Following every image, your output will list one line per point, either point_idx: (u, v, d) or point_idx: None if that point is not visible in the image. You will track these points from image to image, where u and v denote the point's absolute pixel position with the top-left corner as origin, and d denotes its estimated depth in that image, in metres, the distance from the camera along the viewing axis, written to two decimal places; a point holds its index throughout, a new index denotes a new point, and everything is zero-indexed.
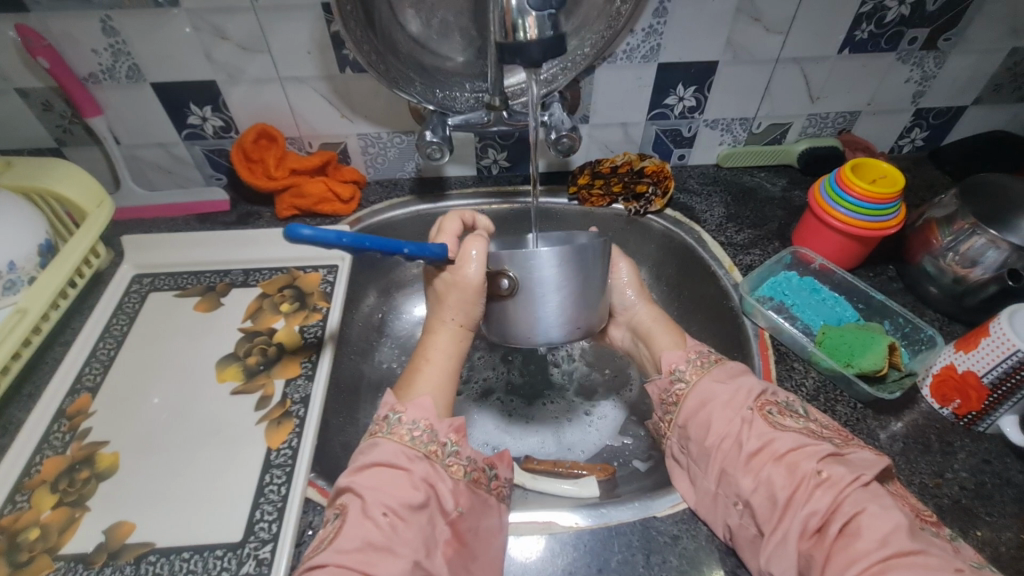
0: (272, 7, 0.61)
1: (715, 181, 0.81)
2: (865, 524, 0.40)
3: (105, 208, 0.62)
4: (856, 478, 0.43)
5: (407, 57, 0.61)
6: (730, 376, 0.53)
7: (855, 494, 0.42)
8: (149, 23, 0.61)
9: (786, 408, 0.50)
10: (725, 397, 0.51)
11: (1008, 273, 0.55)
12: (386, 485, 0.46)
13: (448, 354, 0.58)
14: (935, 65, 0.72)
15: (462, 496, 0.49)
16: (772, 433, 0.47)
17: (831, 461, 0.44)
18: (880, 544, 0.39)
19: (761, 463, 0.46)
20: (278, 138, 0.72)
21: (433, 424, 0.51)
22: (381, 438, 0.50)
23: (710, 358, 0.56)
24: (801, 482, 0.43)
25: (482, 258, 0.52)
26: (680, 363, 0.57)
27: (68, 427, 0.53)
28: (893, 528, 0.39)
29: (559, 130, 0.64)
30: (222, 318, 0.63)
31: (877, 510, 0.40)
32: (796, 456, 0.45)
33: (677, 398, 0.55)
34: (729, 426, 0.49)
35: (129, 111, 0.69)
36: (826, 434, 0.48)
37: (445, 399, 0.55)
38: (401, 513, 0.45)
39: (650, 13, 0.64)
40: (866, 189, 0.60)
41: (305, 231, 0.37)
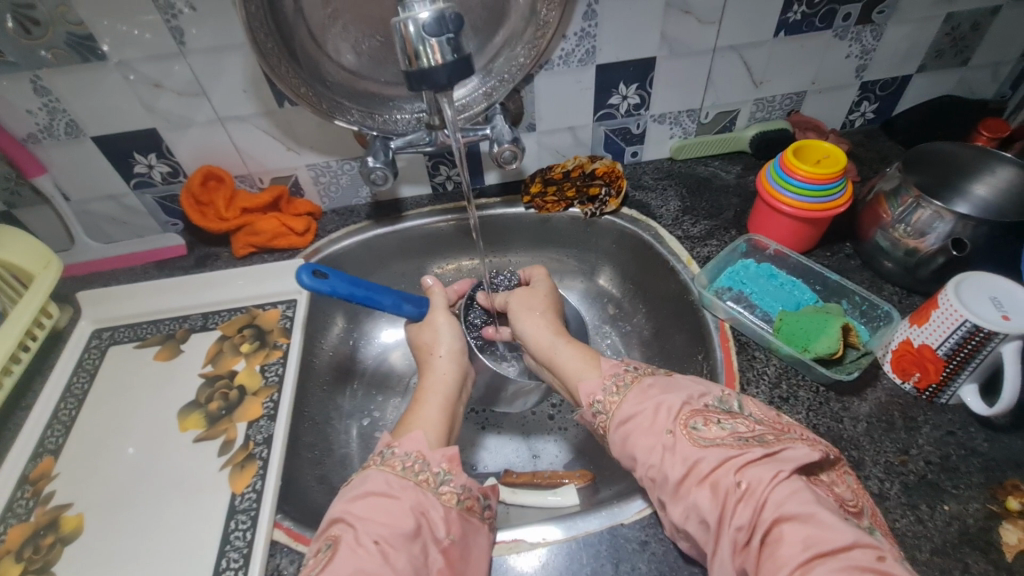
0: (202, 50, 0.61)
1: (669, 175, 0.81)
2: (787, 530, 0.37)
3: (52, 268, 0.62)
4: (774, 477, 0.40)
5: (340, 87, 0.61)
6: (647, 398, 0.49)
7: (775, 496, 0.39)
8: (80, 80, 0.61)
9: (710, 415, 0.46)
10: (646, 421, 0.47)
11: (953, 243, 0.55)
12: (378, 513, 0.45)
13: (438, 395, 0.59)
14: (873, 38, 0.72)
15: (454, 525, 0.47)
16: (697, 454, 0.43)
17: (751, 466, 0.41)
18: (804, 549, 0.36)
19: (689, 488, 0.43)
20: (225, 178, 0.72)
21: (424, 454, 0.51)
22: (373, 469, 0.49)
23: (626, 380, 0.52)
24: (726, 499, 0.40)
25: (451, 326, 0.65)
26: (597, 393, 0.53)
27: (32, 493, 0.53)
28: (814, 528, 0.36)
29: (501, 142, 0.64)
30: (183, 364, 0.63)
31: (797, 512, 0.37)
32: (719, 473, 0.42)
33: (603, 428, 0.51)
34: (651, 455, 0.46)
35: (72, 166, 0.69)
36: (750, 432, 0.44)
37: (438, 429, 0.55)
38: (392, 540, 0.44)
39: (580, 16, 0.64)
40: (810, 171, 0.60)
41: (304, 275, 0.55)
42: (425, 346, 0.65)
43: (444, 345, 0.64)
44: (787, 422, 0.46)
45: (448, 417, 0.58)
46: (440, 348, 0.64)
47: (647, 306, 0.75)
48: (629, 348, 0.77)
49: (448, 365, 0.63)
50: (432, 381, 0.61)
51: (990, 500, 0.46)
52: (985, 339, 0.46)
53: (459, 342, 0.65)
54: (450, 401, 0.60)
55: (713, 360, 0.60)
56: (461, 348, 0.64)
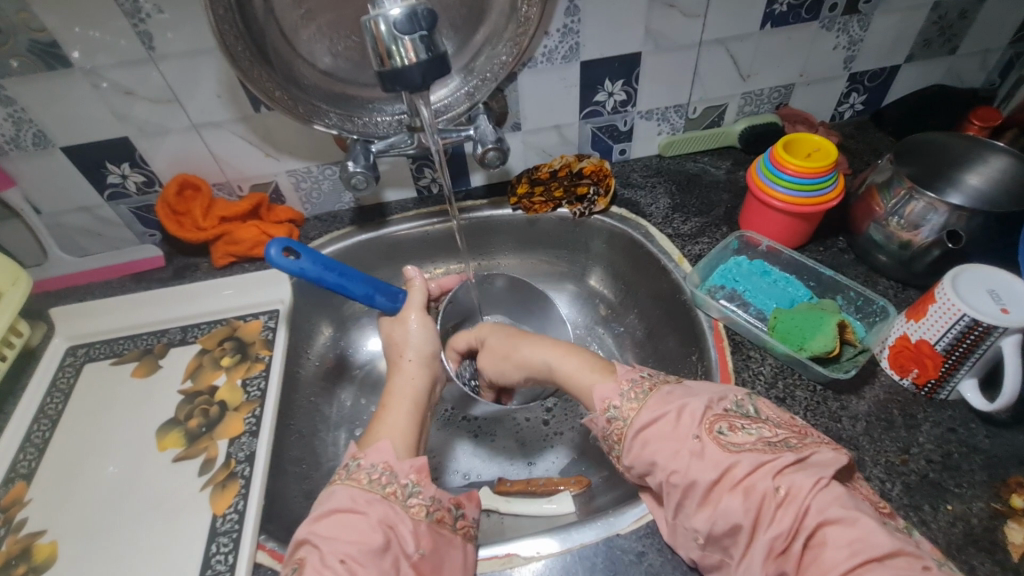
0: (173, 55, 0.59)
1: (659, 172, 0.79)
2: (831, 534, 0.37)
3: (21, 285, 0.60)
4: (816, 483, 0.39)
5: (316, 90, 0.59)
6: (671, 401, 0.46)
7: (818, 501, 0.38)
8: (46, 89, 0.59)
9: (735, 419, 0.44)
10: (670, 426, 0.44)
11: (948, 236, 0.54)
12: (345, 531, 0.44)
13: (405, 401, 0.57)
14: (860, 28, 0.71)
15: (425, 539, 0.45)
16: (729, 458, 0.41)
17: (789, 473, 0.40)
18: (850, 554, 0.36)
19: (720, 494, 0.41)
20: (202, 186, 0.70)
21: (392, 465, 0.49)
22: (339, 484, 0.47)
23: (644, 387, 0.48)
24: (762, 505, 0.39)
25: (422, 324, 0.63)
26: (613, 398, 0.48)
27: (2, 521, 0.51)
28: (861, 533, 0.36)
29: (484, 143, 0.63)
30: (162, 381, 0.61)
31: (841, 516, 0.37)
32: (755, 477, 0.40)
33: (618, 436, 0.47)
34: (678, 459, 0.43)
35: (42, 178, 0.66)
36: (779, 436, 0.43)
37: (406, 438, 0.53)
38: (359, 558, 0.42)
39: (562, 12, 0.62)
40: (801, 164, 0.58)
41: (273, 250, 0.53)
42: (396, 347, 0.62)
43: (413, 348, 0.61)
44: (802, 423, 0.46)
45: (417, 423, 0.56)
46: (410, 351, 0.61)
47: (639, 306, 0.74)
48: (623, 349, 0.75)
49: (418, 371, 0.60)
50: (400, 385, 0.59)
51: (993, 499, 0.45)
52: (985, 333, 0.45)
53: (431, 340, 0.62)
54: (419, 406, 0.58)
55: (708, 361, 0.58)
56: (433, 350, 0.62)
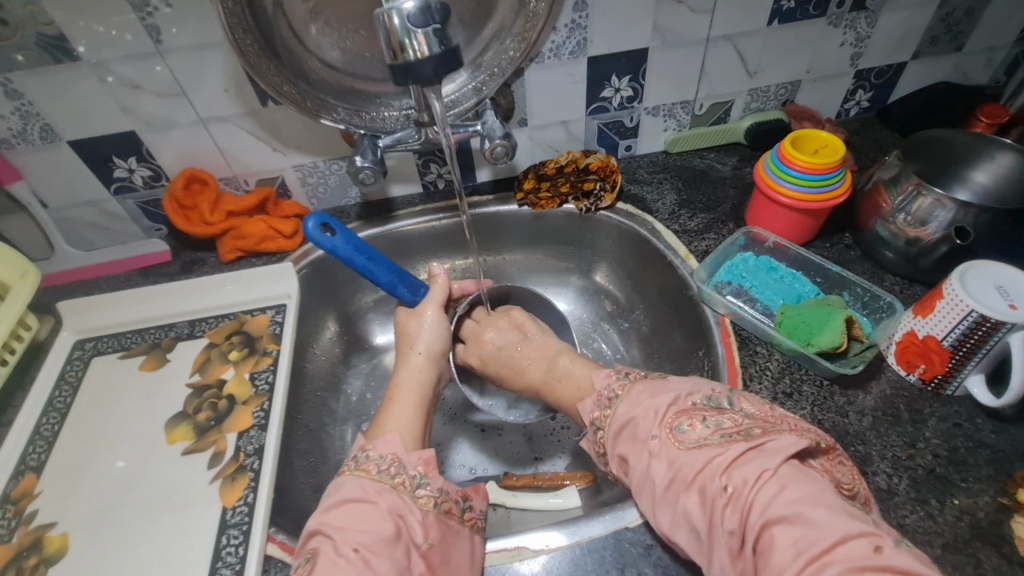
0: (180, 49, 0.59)
1: (665, 168, 0.79)
2: (778, 532, 0.35)
3: (30, 278, 0.60)
4: (760, 478, 0.38)
5: (324, 84, 0.59)
6: (637, 404, 0.48)
7: (761, 496, 0.37)
8: (54, 82, 0.59)
9: (695, 415, 0.44)
10: (636, 429, 0.46)
11: (957, 232, 0.54)
12: (355, 520, 0.44)
13: (411, 395, 0.58)
14: (868, 25, 0.71)
15: (432, 529, 0.46)
16: (682, 459, 0.42)
17: (736, 468, 0.39)
18: (795, 553, 0.34)
19: (676, 495, 0.41)
20: (210, 180, 0.70)
21: (400, 457, 0.49)
22: (347, 475, 0.48)
23: (616, 392, 0.51)
24: (713, 505, 0.39)
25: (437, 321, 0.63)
26: (593, 411, 0.52)
27: (14, 512, 0.51)
28: (803, 527, 0.35)
29: (492, 138, 0.62)
30: (170, 374, 0.61)
31: (785, 512, 0.35)
32: (704, 477, 0.40)
33: (603, 447, 0.50)
34: (640, 463, 0.45)
35: (49, 172, 0.66)
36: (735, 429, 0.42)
37: (411, 430, 0.54)
38: (372, 547, 0.42)
39: (570, 8, 0.62)
40: (808, 161, 0.59)
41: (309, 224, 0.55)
42: (406, 340, 0.62)
43: (425, 342, 0.62)
44: (781, 414, 0.44)
45: (421, 417, 0.56)
46: (419, 345, 0.61)
47: (645, 302, 0.74)
48: (628, 345, 0.76)
49: (425, 365, 0.60)
50: (407, 378, 0.59)
51: (1000, 493, 0.46)
52: (992, 329, 0.45)
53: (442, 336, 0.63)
54: (422, 399, 0.58)
55: (715, 356, 0.58)
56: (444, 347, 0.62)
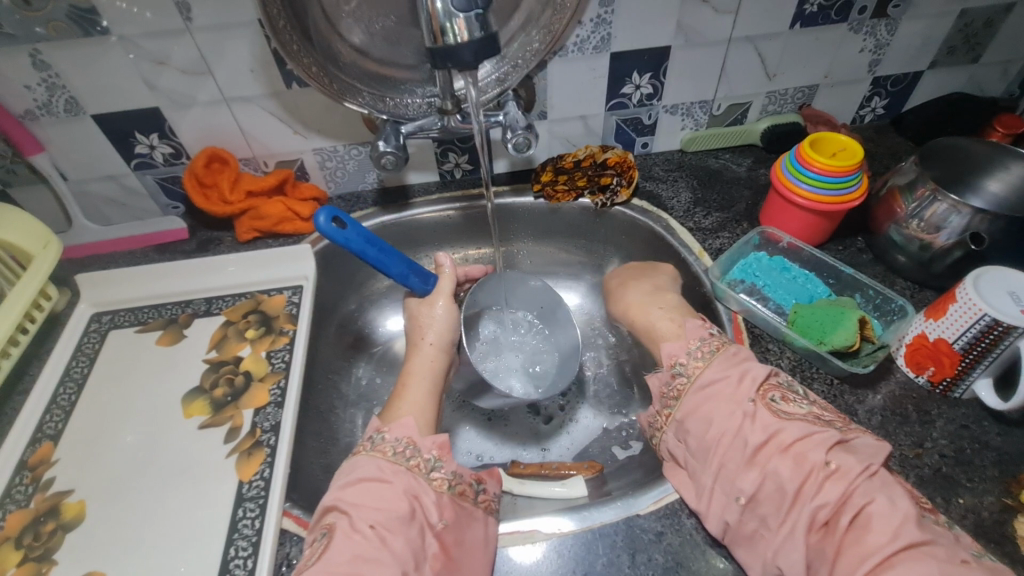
0: (209, 27, 0.59)
1: (681, 166, 0.80)
2: (874, 516, 0.39)
3: (52, 248, 0.60)
4: (866, 469, 0.42)
5: (353, 68, 0.59)
6: (733, 364, 0.50)
7: (865, 484, 0.41)
8: (82, 55, 0.59)
9: (787, 391, 0.48)
10: (730, 387, 0.48)
11: (972, 238, 0.55)
12: (372, 498, 0.45)
13: (423, 382, 0.58)
14: (888, 32, 0.72)
15: (447, 509, 0.47)
16: (779, 425, 0.45)
17: (839, 451, 0.43)
18: (892, 538, 0.38)
19: (767, 456, 0.44)
20: (231, 160, 0.70)
21: (415, 440, 0.50)
22: (362, 455, 0.49)
23: (711, 346, 0.52)
24: (811, 475, 0.42)
25: (447, 311, 0.62)
26: (681, 355, 0.53)
27: (31, 479, 0.52)
28: (901, 517, 0.39)
29: (515, 129, 0.63)
30: (187, 350, 0.62)
31: (884, 500, 0.40)
32: (804, 446, 0.43)
33: (678, 392, 0.51)
34: (730, 420, 0.46)
35: (72, 145, 0.67)
36: (829, 417, 0.46)
37: (428, 417, 0.55)
38: (387, 525, 0.43)
39: (597, 2, 0.63)
40: (827, 162, 0.59)
41: (320, 218, 0.53)
42: (417, 328, 0.62)
43: (435, 332, 0.62)
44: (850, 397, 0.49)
45: (436, 404, 0.57)
46: (430, 334, 0.61)
47: None
48: None
49: (437, 353, 0.61)
50: (418, 364, 0.60)
51: (1004, 493, 0.46)
52: (1003, 334, 0.46)
53: (448, 320, 0.62)
54: (437, 385, 0.59)
55: None
56: (450, 333, 0.62)
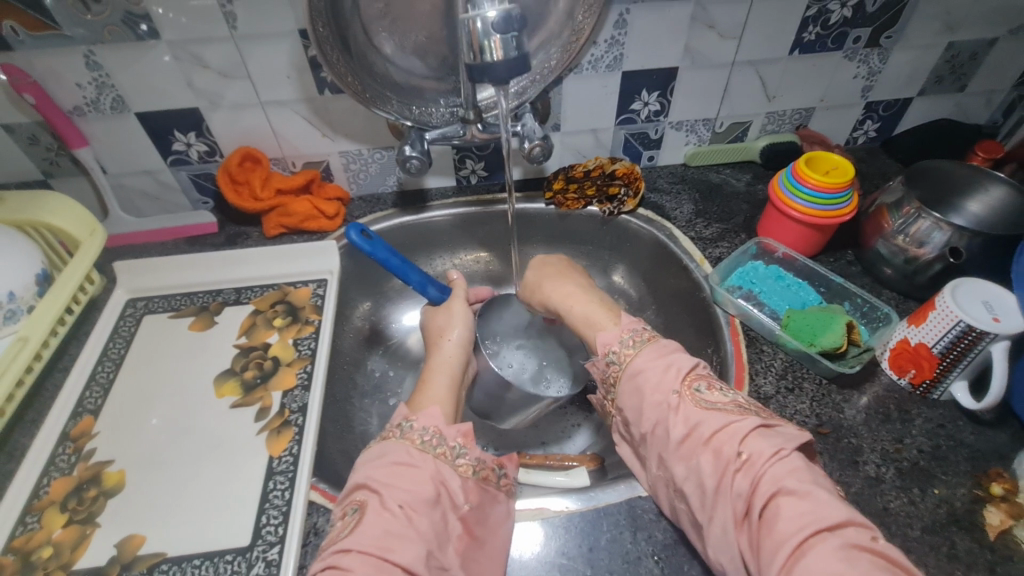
0: (251, 35, 0.64)
1: (683, 180, 0.85)
2: (784, 505, 0.40)
3: (97, 236, 0.64)
4: (776, 453, 0.44)
5: (384, 78, 0.63)
6: (661, 356, 0.54)
7: (773, 470, 0.43)
8: (131, 57, 0.64)
9: (713, 384, 0.51)
10: (655, 377, 0.52)
11: (950, 251, 0.59)
12: (401, 480, 0.48)
13: (444, 375, 0.62)
14: (880, 61, 0.77)
15: (472, 493, 0.50)
16: (700, 417, 0.48)
17: (753, 439, 0.45)
18: (799, 524, 0.39)
19: (691, 449, 0.47)
20: (262, 159, 0.74)
21: (441, 430, 0.53)
22: (392, 442, 0.52)
23: (642, 337, 0.57)
24: (726, 467, 0.44)
25: (463, 317, 0.69)
26: (614, 344, 0.57)
27: (74, 449, 0.55)
28: (809, 503, 0.40)
29: (531, 139, 0.68)
30: (218, 335, 0.66)
31: (795, 487, 0.41)
32: (721, 439, 0.46)
33: (614, 378, 0.56)
34: (657, 410, 0.51)
35: (114, 140, 0.71)
36: (751, 407, 0.49)
37: (450, 409, 0.58)
38: (414, 505, 0.46)
39: (611, 25, 0.68)
40: (821, 179, 0.64)
41: (354, 233, 0.64)
42: (437, 330, 0.68)
43: (456, 331, 0.67)
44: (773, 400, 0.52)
45: (455, 399, 0.60)
46: (451, 334, 0.67)
47: (658, 302, 0.79)
48: None
49: (456, 350, 0.66)
50: (440, 362, 0.64)
51: (975, 486, 0.51)
52: (977, 339, 0.51)
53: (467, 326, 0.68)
54: (456, 382, 0.62)
55: (724, 352, 0.63)
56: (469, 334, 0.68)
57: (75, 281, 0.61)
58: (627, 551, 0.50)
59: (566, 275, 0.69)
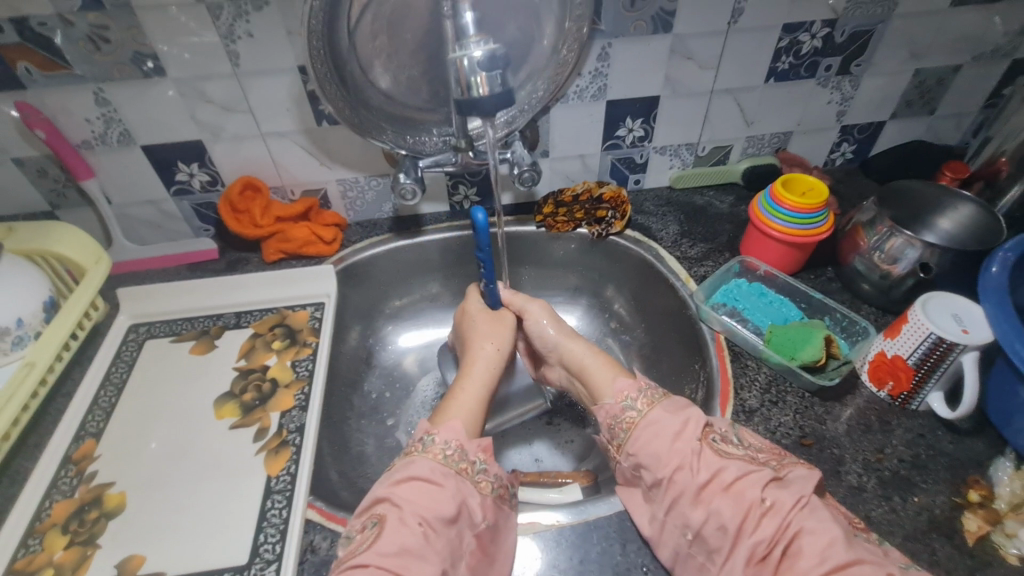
0: (253, 72, 0.67)
1: (669, 202, 0.88)
2: (807, 544, 0.44)
3: (102, 265, 0.66)
4: (799, 500, 0.47)
5: (379, 110, 0.67)
6: (680, 410, 0.55)
7: (797, 515, 0.46)
8: (139, 93, 0.67)
9: (726, 436, 0.53)
10: (677, 428, 0.53)
11: (921, 267, 0.62)
12: (423, 497, 0.49)
13: (475, 390, 0.63)
14: (852, 87, 0.81)
15: (489, 510, 0.51)
16: (720, 463, 0.50)
17: (773, 486, 0.48)
18: (821, 561, 0.43)
19: (710, 495, 0.49)
20: (262, 188, 0.77)
21: (462, 444, 0.54)
22: (417, 456, 0.53)
23: (659, 391, 0.58)
24: (750, 511, 0.47)
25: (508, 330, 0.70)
26: (631, 392, 0.58)
27: (76, 472, 0.56)
28: (831, 541, 0.44)
29: (521, 165, 0.71)
30: (217, 358, 0.67)
31: (816, 529, 0.45)
32: (743, 484, 0.48)
33: (627, 425, 0.56)
34: (680, 457, 0.51)
35: (120, 172, 0.74)
36: (765, 456, 0.51)
37: (472, 422, 0.59)
38: (433, 524, 0.47)
39: (594, 58, 0.72)
40: (797, 201, 0.67)
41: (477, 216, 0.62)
42: (476, 338, 0.69)
43: (495, 342, 0.69)
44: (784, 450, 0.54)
45: (480, 409, 0.61)
46: (489, 345, 0.68)
47: (646, 321, 0.82)
48: (629, 358, 0.83)
49: (491, 363, 0.67)
50: (474, 372, 0.65)
51: (954, 493, 0.52)
52: (948, 350, 0.53)
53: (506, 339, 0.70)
54: (486, 394, 0.64)
55: (710, 367, 0.65)
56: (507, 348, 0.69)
57: (81, 307, 0.63)
58: (617, 563, 0.51)
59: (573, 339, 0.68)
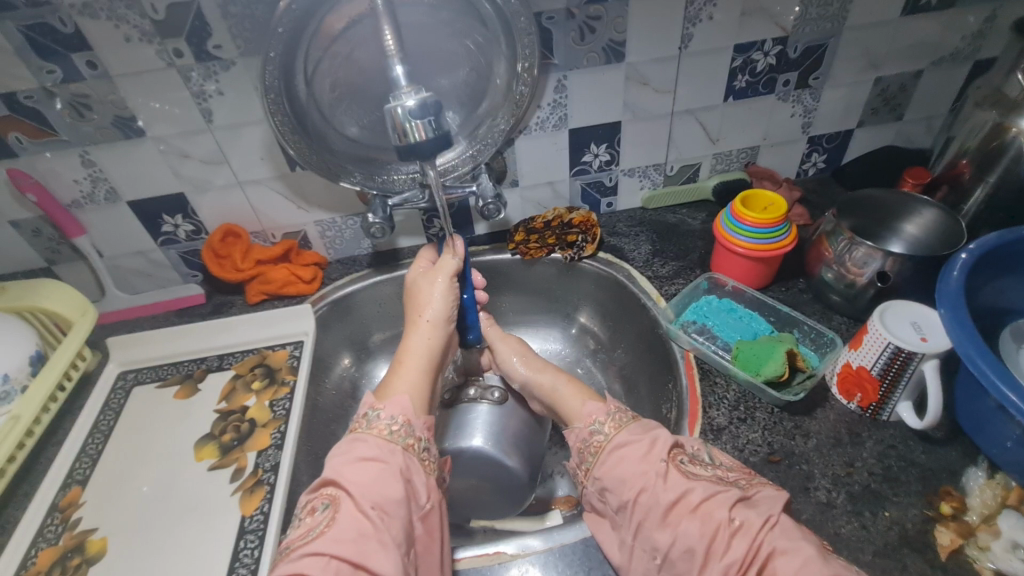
0: (227, 126, 0.71)
1: (642, 222, 0.89)
2: (781, 565, 0.43)
3: (88, 317, 0.70)
4: (766, 521, 0.46)
5: (344, 153, 0.70)
6: (645, 432, 0.55)
7: (768, 535, 0.45)
8: (121, 152, 0.71)
9: (695, 458, 0.53)
10: (642, 450, 0.53)
11: (879, 276, 0.62)
12: (371, 479, 0.49)
13: (418, 358, 0.63)
14: (813, 99, 0.82)
15: (433, 491, 0.53)
16: (686, 485, 0.49)
17: (740, 507, 0.47)
18: None
19: (678, 517, 0.48)
20: (243, 234, 0.80)
21: (409, 419, 0.56)
22: (361, 433, 0.54)
23: (628, 414, 0.58)
24: (718, 532, 0.46)
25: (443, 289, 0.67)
26: (600, 415, 0.58)
27: (61, 519, 0.58)
28: (805, 559, 0.43)
29: (484, 198, 0.71)
30: (200, 402, 0.70)
31: (788, 548, 0.44)
32: (710, 505, 0.47)
33: (596, 448, 0.56)
34: (644, 479, 0.51)
35: (108, 227, 0.78)
36: (733, 477, 0.51)
37: (422, 396, 0.59)
38: (386, 507, 0.48)
39: (551, 90, 0.74)
40: (757, 216, 0.68)
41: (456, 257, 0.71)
42: (415, 307, 0.67)
43: (433, 310, 0.66)
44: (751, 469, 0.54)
45: (427, 383, 0.61)
46: (427, 311, 0.66)
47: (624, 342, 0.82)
48: (609, 379, 0.83)
49: (431, 332, 0.65)
50: (416, 344, 0.64)
51: (926, 506, 0.51)
52: (907, 358, 0.53)
53: (443, 304, 0.66)
54: (430, 367, 0.63)
55: (679, 387, 0.65)
56: (446, 313, 0.66)
57: (66, 359, 0.66)
58: None
59: (543, 369, 0.69)
